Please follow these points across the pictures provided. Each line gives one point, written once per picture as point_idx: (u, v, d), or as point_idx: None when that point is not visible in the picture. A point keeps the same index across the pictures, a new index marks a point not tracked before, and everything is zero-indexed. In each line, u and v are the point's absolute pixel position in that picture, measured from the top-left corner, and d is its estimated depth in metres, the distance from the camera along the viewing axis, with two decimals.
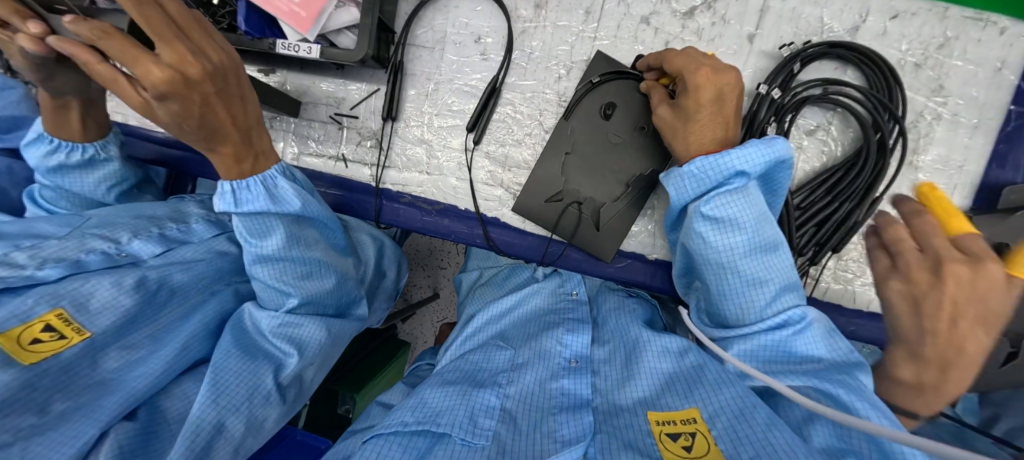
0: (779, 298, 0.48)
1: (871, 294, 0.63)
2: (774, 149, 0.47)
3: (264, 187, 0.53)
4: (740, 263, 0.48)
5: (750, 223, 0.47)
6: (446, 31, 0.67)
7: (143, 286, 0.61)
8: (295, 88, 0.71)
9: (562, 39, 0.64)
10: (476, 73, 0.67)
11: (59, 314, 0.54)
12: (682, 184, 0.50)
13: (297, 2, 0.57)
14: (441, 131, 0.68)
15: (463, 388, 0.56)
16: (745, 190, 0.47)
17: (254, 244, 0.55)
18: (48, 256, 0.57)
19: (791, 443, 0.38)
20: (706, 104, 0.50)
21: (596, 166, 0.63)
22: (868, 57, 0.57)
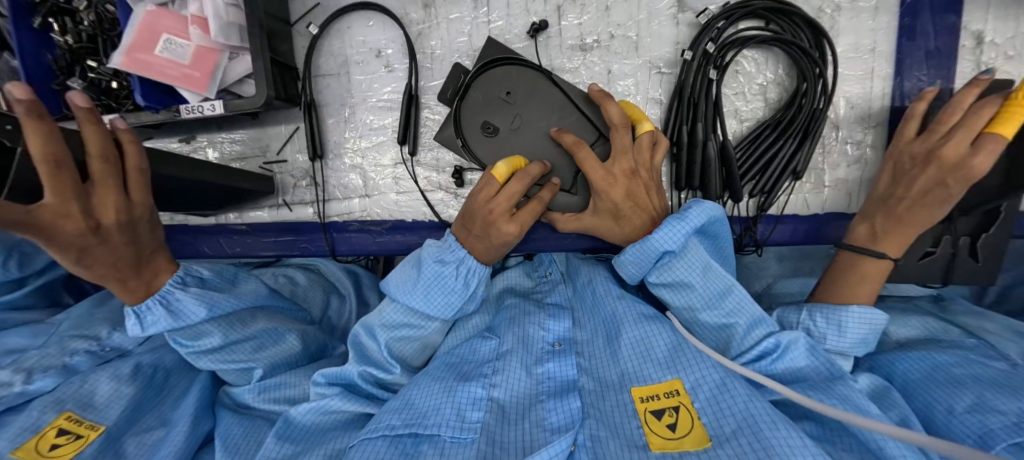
0: (749, 332, 0.51)
1: (822, 195, 0.63)
2: (692, 216, 0.51)
3: (162, 303, 0.53)
4: (701, 316, 0.54)
5: (696, 281, 0.53)
6: (346, 54, 0.67)
7: (140, 373, 0.59)
8: (219, 150, 0.71)
9: (459, 31, 0.64)
10: (386, 87, 0.67)
11: (68, 417, 0.51)
12: (628, 269, 0.56)
13: (187, 64, 0.58)
14: (370, 152, 0.68)
15: (447, 384, 0.53)
16: (681, 255, 0.52)
17: (190, 346, 0.56)
18: (33, 367, 0.55)
19: (772, 414, 0.40)
20: (623, 204, 0.53)
21: (509, 145, 0.61)
22: (785, 9, 0.57)
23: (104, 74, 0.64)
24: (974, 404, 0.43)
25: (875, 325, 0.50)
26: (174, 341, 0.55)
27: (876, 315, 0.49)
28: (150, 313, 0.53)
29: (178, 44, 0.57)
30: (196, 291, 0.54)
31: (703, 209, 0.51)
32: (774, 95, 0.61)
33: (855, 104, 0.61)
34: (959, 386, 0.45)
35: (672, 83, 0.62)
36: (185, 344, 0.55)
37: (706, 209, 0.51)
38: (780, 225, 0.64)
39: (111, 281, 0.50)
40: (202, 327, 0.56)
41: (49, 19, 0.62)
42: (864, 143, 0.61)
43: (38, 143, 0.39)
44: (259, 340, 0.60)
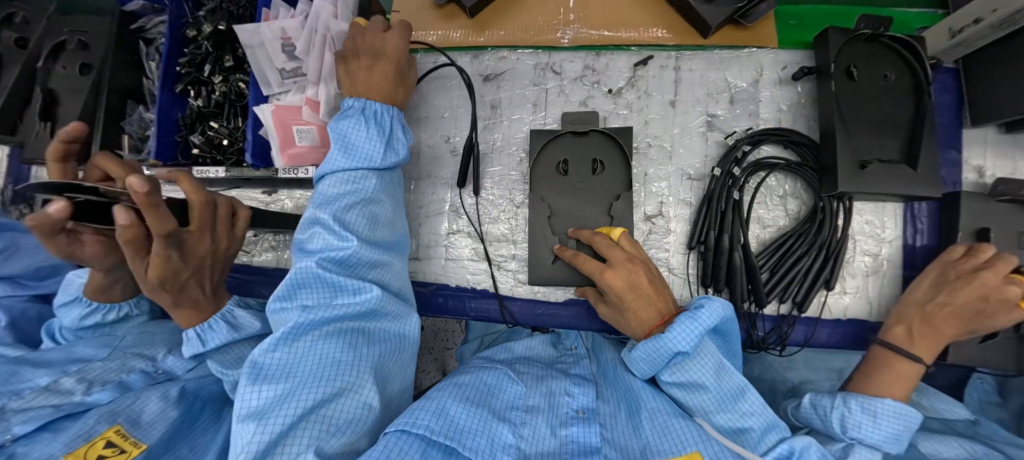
0: (764, 435, 0.50)
1: (843, 302, 0.66)
2: (703, 316, 0.53)
3: (224, 321, 0.61)
4: (714, 417, 0.53)
5: (709, 382, 0.53)
6: (420, 137, 0.79)
7: (184, 397, 0.61)
8: (296, 205, 0.81)
9: (518, 128, 0.76)
10: (451, 167, 0.77)
11: (117, 431, 0.52)
12: (641, 364, 0.56)
13: (318, 146, 0.71)
14: (425, 219, 0.77)
15: (483, 414, 0.53)
16: (694, 358, 0.53)
17: (229, 374, 0.58)
18: (94, 379, 0.59)
19: None
20: (626, 294, 0.58)
21: (870, 120, 0.63)
22: (797, 141, 0.68)
23: (220, 133, 0.76)
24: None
25: (907, 422, 0.50)
26: (217, 364, 0.58)
27: (910, 413, 0.50)
28: (209, 328, 0.60)
29: (306, 130, 0.69)
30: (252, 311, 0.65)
31: (714, 308, 0.54)
32: (795, 210, 0.69)
33: (873, 221, 0.67)
34: None
35: (702, 190, 0.70)
36: (223, 368, 0.58)
37: (717, 307, 0.54)
38: (819, 329, 0.67)
39: (187, 307, 0.58)
40: (242, 351, 0.62)
41: (189, 86, 0.77)
42: (881, 257, 0.66)
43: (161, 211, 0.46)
44: None
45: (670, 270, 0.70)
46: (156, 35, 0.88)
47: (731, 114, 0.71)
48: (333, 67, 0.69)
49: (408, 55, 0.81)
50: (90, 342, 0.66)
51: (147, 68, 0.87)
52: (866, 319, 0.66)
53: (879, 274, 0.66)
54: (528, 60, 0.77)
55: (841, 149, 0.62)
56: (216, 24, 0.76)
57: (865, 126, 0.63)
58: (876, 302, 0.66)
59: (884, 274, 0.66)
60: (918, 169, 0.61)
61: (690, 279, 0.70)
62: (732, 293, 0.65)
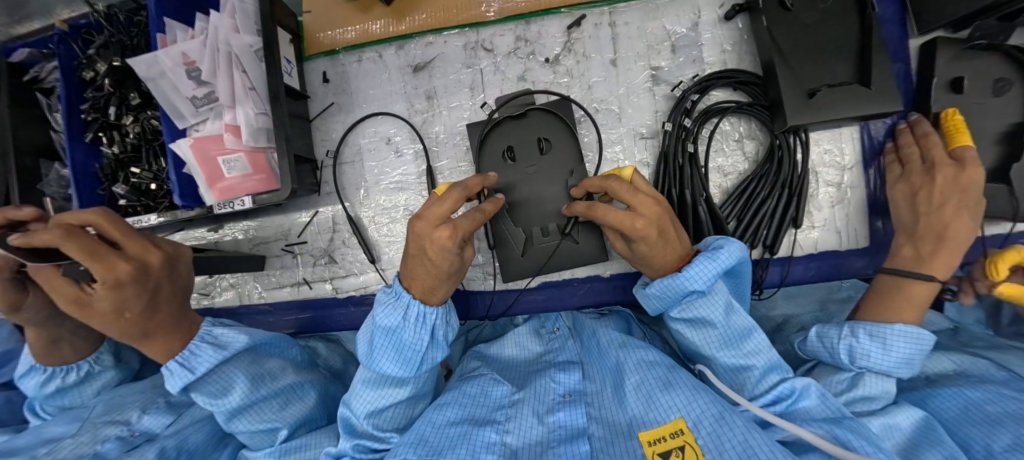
0: (765, 376, 0.51)
1: (813, 236, 0.65)
2: (721, 257, 0.51)
3: (204, 342, 0.55)
4: (718, 353, 0.54)
5: (717, 320, 0.52)
6: (360, 143, 0.74)
7: (164, 457, 0.56)
8: (244, 236, 0.77)
9: (459, 116, 0.72)
10: (397, 169, 0.73)
11: None
12: (652, 302, 0.56)
13: (251, 173, 0.67)
14: (382, 228, 0.73)
15: (465, 428, 0.52)
16: (705, 298, 0.52)
17: (219, 403, 0.53)
18: (67, 456, 0.54)
19: (771, 448, 0.40)
20: (657, 243, 0.50)
21: (812, 48, 0.61)
22: (744, 81, 0.65)
23: (144, 178, 0.72)
24: (1012, 443, 0.43)
25: (922, 345, 0.50)
26: (200, 396, 0.53)
27: (924, 336, 0.50)
28: (194, 353, 0.54)
29: (234, 159, 0.65)
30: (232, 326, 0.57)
31: (733, 248, 0.52)
32: (754, 151, 0.67)
33: (833, 149, 0.65)
34: (998, 425, 0.45)
35: (657, 148, 0.68)
36: (209, 400, 0.53)
37: (735, 250, 0.51)
38: (793, 267, 0.66)
39: (156, 331, 0.53)
40: (229, 372, 0.55)
41: (99, 133, 0.71)
42: (844, 184, 0.65)
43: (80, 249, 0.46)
44: (283, 397, 0.58)
45: None
46: (50, 81, 0.79)
47: (674, 64, 0.68)
48: (246, 86, 0.63)
49: (329, 58, 0.75)
50: (61, 420, 0.61)
51: (52, 121, 0.79)
52: (836, 249, 0.65)
53: (844, 202, 0.65)
54: (456, 42, 0.72)
55: (787, 83, 0.60)
56: (111, 61, 0.70)
57: (808, 55, 0.61)
58: (845, 230, 0.65)
59: (849, 202, 0.65)
60: (869, 90, 0.59)
61: None
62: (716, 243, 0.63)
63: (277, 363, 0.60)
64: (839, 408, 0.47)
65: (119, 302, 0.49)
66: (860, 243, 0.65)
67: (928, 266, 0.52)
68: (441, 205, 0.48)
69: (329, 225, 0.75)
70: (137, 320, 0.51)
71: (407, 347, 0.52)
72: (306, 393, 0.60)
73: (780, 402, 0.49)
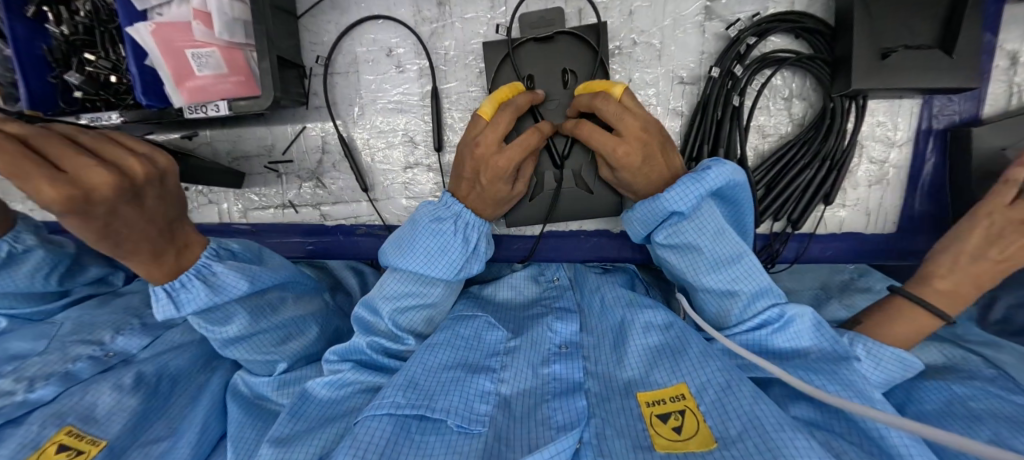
0: (753, 302, 0.49)
1: (840, 215, 0.61)
2: (708, 176, 0.47)
3: (199, 278, 0.47)
4: (704, 278, 0.50)
5: (703, 244, 0.50)
6: (356, 52, 0.64)
7: (143, 384, 0.55)
8: (222, 147, 0.69)
9: (474, 31, 0.62)
10: (397, 88, 0.64)
11: (69, 431, 0.47)
12: (636, 226, 0.54)
13: (226, 73, 0.56)
14: (377, 154, 0.66)
15: (457, 374, 0.50)
16: (691, 219, 0.49)
17: (215, 331, 0.50)
18: (35, 375, 0.52)
19: (778, 416, 0.39)
20: (639, 169, 0.49)
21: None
22: (811, 27, 0.56)
23: (102, 68, 0.61)
24: (992, 438, 0.41)
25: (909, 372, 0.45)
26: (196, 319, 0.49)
27: (911, 360, 0.44)
28: (184, 286, 0.47)
29: (205, 54, 0.54)
30: (235, 264, 0.50)
31: (722, 168, 0.47)
32: (801, 113, 0.60)
33: (887, 121, 0.59)
34: (976, 420, 0.44)
35: (695, 97, 0.60)
36: (207, 327, 0.50)
37: (723, 169, 0.47)
38: (812, 244, 0.63)
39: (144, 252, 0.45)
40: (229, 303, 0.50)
41: (43, 7, 0.59)
42: (888, 163, 0.59)
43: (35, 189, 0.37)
44: (283, 331, 0.55)
45: None
46: None
47: None
48: None
49: None
50: (25, 334, 0.59)
51: None
52: (860, 231, 0.62)
53: (883, 182, 0.60)
54: None
55: (863, 37, 0.51)
56: None
57: (894, 5, 0.51)
58: (875, 212, 0.61)
59: (888, 182, 0.60)
60: (951, 58, 0.51)
61: None
62: None
63: (277, 292, 0.57)
64: (834, 337, 0.44)
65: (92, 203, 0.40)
66: (887, 227, 0.61)
67: (962, 269, 0.48)
68: (494, 129, 0.51)
69: (318, 146, 0.67)
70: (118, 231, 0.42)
71: (444, 251, 0.55)
72: (307, 328, 0.58)
73: (767, 325, 0.48)
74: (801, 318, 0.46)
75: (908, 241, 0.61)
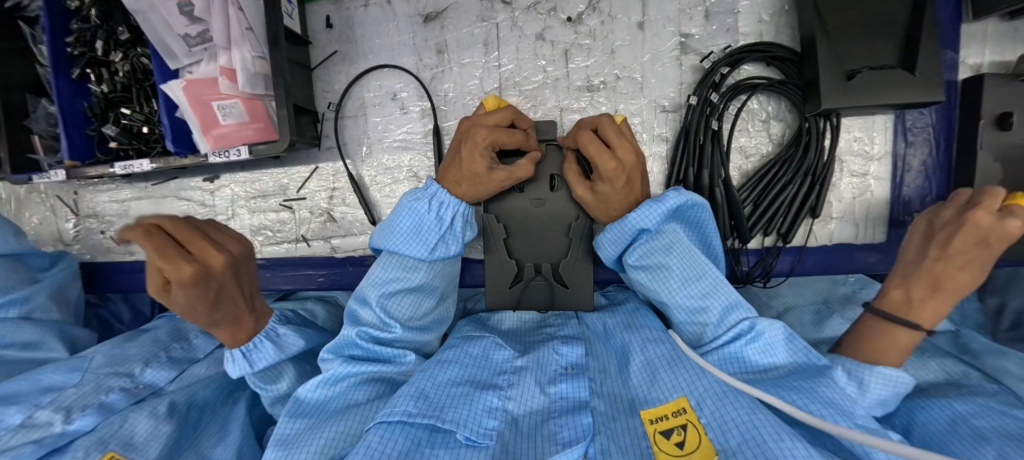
0: (724, 320, 0.52)
1: (829, 227, 0.63)
2: (667, 200, 0.53)
3: (269, 338, 0.54)
4: (674, 295, 0.54)
5: (673, 264, 0.54)
6: (364, 97, 0.70)
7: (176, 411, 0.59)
8: (242, 188, 0.74)
9: (471, 74, 0.68)
10: (402, 127, 0.70)
11: (112, 456, 0.51)
12: (607, 248, 0.58)
13: (248, 121, 0.63)
14: (384, 188, 0.71)
15: (467, 389, 0.52)
16: (658, 239, 0.55)
17: (267, 388, 0.54)
18: (72, 405, 0.55)
19: (777, 426, 0.39)
20: (619, 188, 0.54)
21: (859, 25, 0.56)
22: (779, 56, 0.61)
23: (136, 120, 0.68)
24: (1006, 448, 0.41)
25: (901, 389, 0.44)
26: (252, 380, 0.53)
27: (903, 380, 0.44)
28: (257, 347, 0.53)
29: (229, 105, 0.60)
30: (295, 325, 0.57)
31: (682, 194, 0.53)
32: (780, 133, 0.63)
33: (863, 137, 0.62)
34: (982, 440, 0.42)
35: (678, 123, 0.64)
36: (260, 385, 0.54)
37: (683, 195, 0.53)
38: (804, 257, 0.64)
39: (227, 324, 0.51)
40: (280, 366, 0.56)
41: (86, 69, 0.67)
42: (869, 176, 0.62)
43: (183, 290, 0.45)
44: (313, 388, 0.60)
45: None
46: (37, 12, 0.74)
47: (706, 32, 0.63)
48: (242, 26, 0.58)
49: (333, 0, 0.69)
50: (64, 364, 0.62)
51: (36, 54, 0.72)
52: (851, 243, 0.63)
53: (867, 195, 0.62)
54: None
55: (827, 62, 0.56)
56: None
57: (853, 32, 0.56)
58: (863, 224, 0.63)
59: (872, 194, 0.62)
60: (913, 75, 0.55)
61: None
62: (735, 225, 0.60)
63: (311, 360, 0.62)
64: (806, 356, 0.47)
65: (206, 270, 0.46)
66: (877, 238, 0.63)
67: None
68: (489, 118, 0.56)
69: (329, 184, 0.72)
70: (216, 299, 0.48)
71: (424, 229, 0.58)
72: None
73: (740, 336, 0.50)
74: (772, 335, 0.48)
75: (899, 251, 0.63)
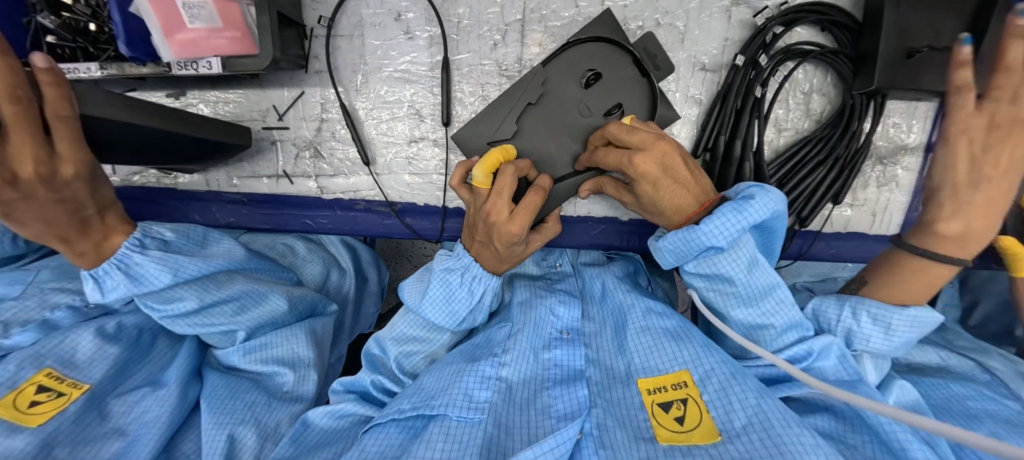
0: (783, 334, 0.47)
1: (847, 214, 0.62)
2: (751, 209, 0.42)
3: (118, 269, 0.51)
4: (733, 311, 0.48)
5: (738, 278, 0.45)
6: (363, 14, 0.60)
7: (122, 332, 0.57)
8: (213, 109, 0.64)
9: (490, 0, 0.58)
10: (404, 56, 0.61)
11: (49, 373, 0.48)
12: (665, 256, 0.49)
13: (220, 27, 0.52)
14: (381, 125, 0.63)
15: (459, 365, 0.51)
16: (728, 252, 0.44)
17: (162, 309, 0.55)
18: (11, 321, 0.53)
19: (784, 413, 0.38)
20: (659, 179, 0.45)
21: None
22: (839, 23, 0.54)
23: (80, 14, 0.55)
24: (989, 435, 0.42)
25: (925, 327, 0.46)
26: (145, 303, 0.54)
27: (931, 317, 0.45)
28: (110, 274, 0.51)
29: (197, 5, 0.49)
30: (155, 254, 0.53)
31: (765, 199, 0.42)
32: (819, 110, 0.59)
33: (901, 123, 0.58)
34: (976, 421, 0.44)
35: (715, 85, 0.58)
36: (152, 304, 0.54)
37: (770, 199, 0.42)
38: (817, 242, 0.63)
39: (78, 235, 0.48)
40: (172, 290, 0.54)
41: None
42: (898, 165, 0.59)
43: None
44: (239, 302, 0.59)
45: None
46: None
47: None
48: None
49: None
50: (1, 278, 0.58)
51: None
52: (864, 232, 0.62)
53: (892, 185, 0.60)
54: None
55: (890, 34, 0.50)
56: None
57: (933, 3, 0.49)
58: (882, 214, 0.61)
59: (896, 185, 0.60)
60: None
61: None
62: None
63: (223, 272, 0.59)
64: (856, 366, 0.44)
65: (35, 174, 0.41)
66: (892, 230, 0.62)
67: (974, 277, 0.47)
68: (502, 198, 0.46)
69: (317, 113, 0.63)
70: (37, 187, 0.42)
71: (456, 299, 0.55)
72: (263, 296, 0.61)
73: (796, 361, 0.46)
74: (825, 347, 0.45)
75: None
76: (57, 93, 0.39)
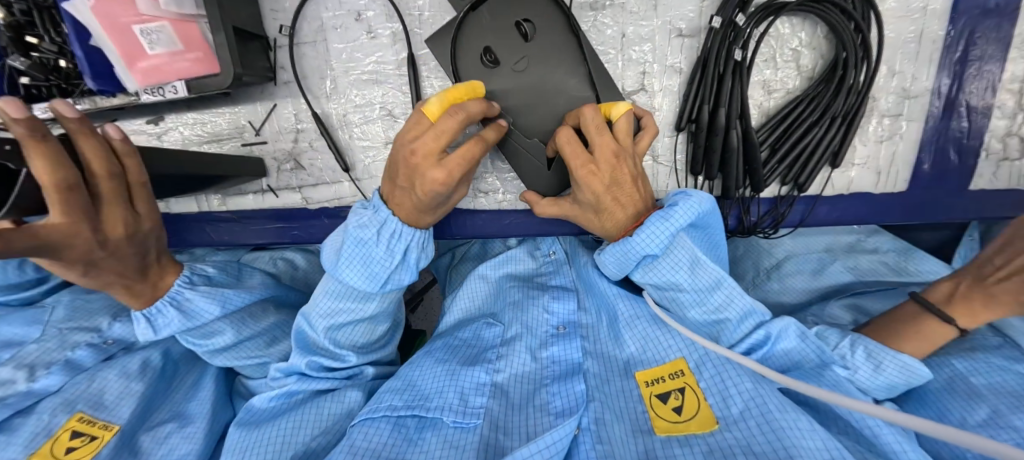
0: (740, 324, 0.46)
1: (849, 175, 0.58)
2: (676, 213, 0.44)
3: (172, 305, 0.53)
4: (687, 311, 0.47)
5: (682, 280, 0.46)
6: (323, 17, 0.58)
7: (148, 368, 0.59)
8: (192, 130, 0.65)
9: None
10: (370, 56, 0.59)
11: (80, 418, 0.51)
12: (610, 266, 0.50)
13: (181, 50, 0.51)
14: (355, 129, 0.62)
15: (451, 367, 0.51)
16: (666, 257, 0.46)
17: (203, 344, 0.56)
18: (34, 363, 0.55)
19: (780, 398, 0.38)
20: (604, 193, 0.45)
21: None
22: None
23: (49, 52, 0.56)
24: (990, 417, 0.40)
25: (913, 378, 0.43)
26: (184, 337, 0.56)
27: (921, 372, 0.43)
28: (160, 313, 0.53)
29: (155, 30, 0.48)
30: (204, 289, 0.54)
31: (692, 202, 0.44)
32: (810, 65, 0.55)
33: (905, 69, 0.53)
34: (977, 399, 0.42)
35: (694, 50, 0.55)
36: (194, 340, 0.56)
37: (698, 201, 0.44)
38: (818, 207, 0.60)
39: (134, 283, 0.50)
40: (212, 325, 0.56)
41: None
42: (902, 116, 0.55)
43: (45, 173, 0.35)
44: (271, 334, 0.61)
45: (653, 158, 0.60)
46: None
47: None
48: None
49: None
50: (17, 321, 0.61)
51: None
52: (868, 191, 0.58)
53: (896, 138, 0.56)
54: None
55: None
56: None
57: None
58: (887, 171, 0.57)
59: (901, 138, 0.56)
60: None
61: (677, 166, 0.60)
62: (752, 174, 0.53)
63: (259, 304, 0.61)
64: (818, 345, 0.43)
65: (89, 248, 0.42)
66: (898, 187, 0.58)
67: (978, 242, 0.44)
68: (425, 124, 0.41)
69: (292, 125, 0.63)
70: (89, 256, 0.43)
71: (376, 260, 0.49)
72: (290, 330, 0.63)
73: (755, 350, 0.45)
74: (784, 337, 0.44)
75: (915, 200, 0.58)
76: (92, 156, 0.40)
